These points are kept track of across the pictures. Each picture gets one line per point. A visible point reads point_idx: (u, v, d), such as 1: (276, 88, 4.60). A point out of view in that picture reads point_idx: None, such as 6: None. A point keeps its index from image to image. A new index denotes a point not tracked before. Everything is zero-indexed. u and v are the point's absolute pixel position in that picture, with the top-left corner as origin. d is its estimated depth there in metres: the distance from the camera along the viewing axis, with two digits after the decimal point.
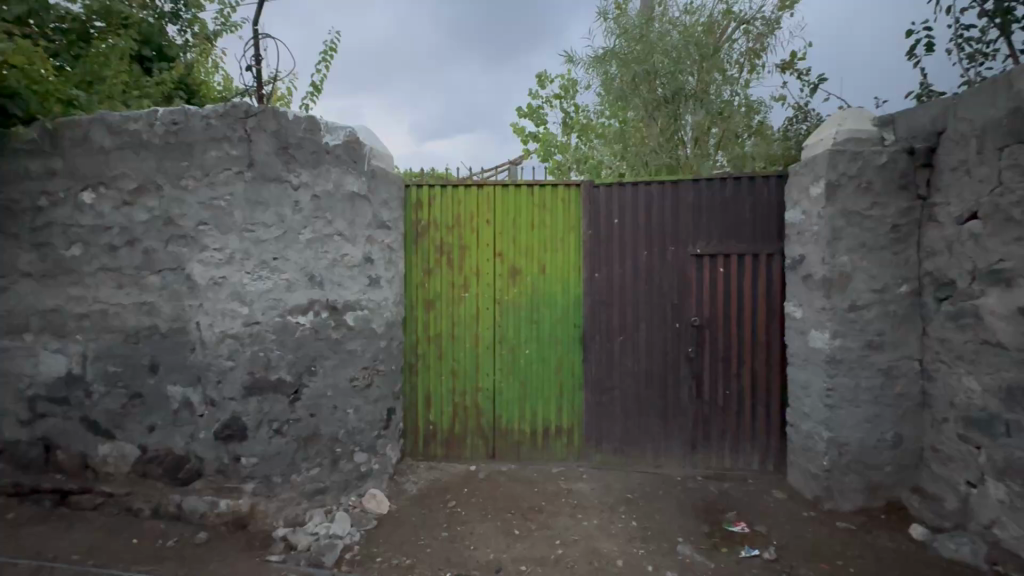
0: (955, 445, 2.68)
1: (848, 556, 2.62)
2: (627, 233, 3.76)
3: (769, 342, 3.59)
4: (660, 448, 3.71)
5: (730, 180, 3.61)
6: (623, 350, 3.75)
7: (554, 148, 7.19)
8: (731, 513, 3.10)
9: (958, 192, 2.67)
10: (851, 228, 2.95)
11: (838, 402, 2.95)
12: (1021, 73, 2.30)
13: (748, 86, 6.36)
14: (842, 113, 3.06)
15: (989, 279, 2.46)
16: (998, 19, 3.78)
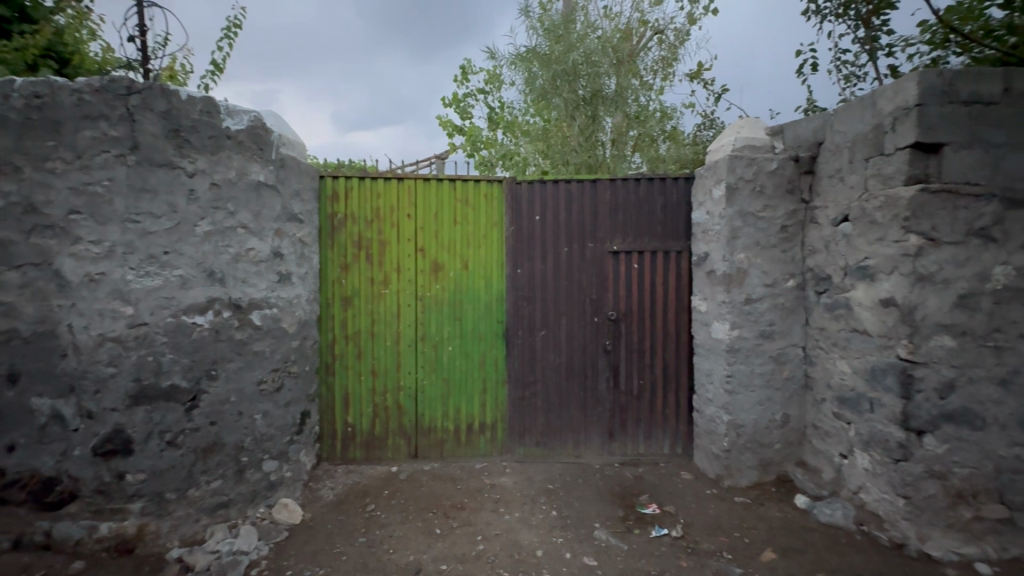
0: (831, 422, 3.01)
1: (744, 528, 2.86)
2: (548, 229, 3.82)
3: (678, 334, 3.82)
4: (580, 438, 3.83)
5: (643, 180, 3.80)
6: (545, 345, 3.83)
7: (480, 144, 6.91)
8: (644, 496, 3.27)
9: (834, 196, 3.00)
10: (747, 228, 3.22)
11: (737, 388, 3.22)
12: (883, 93, 2.63)
13: (662, 92, 6.80)
14: (739, 123, 3.34)
15: (857, 275, 2.79)
16: (866, 47, 4.35)
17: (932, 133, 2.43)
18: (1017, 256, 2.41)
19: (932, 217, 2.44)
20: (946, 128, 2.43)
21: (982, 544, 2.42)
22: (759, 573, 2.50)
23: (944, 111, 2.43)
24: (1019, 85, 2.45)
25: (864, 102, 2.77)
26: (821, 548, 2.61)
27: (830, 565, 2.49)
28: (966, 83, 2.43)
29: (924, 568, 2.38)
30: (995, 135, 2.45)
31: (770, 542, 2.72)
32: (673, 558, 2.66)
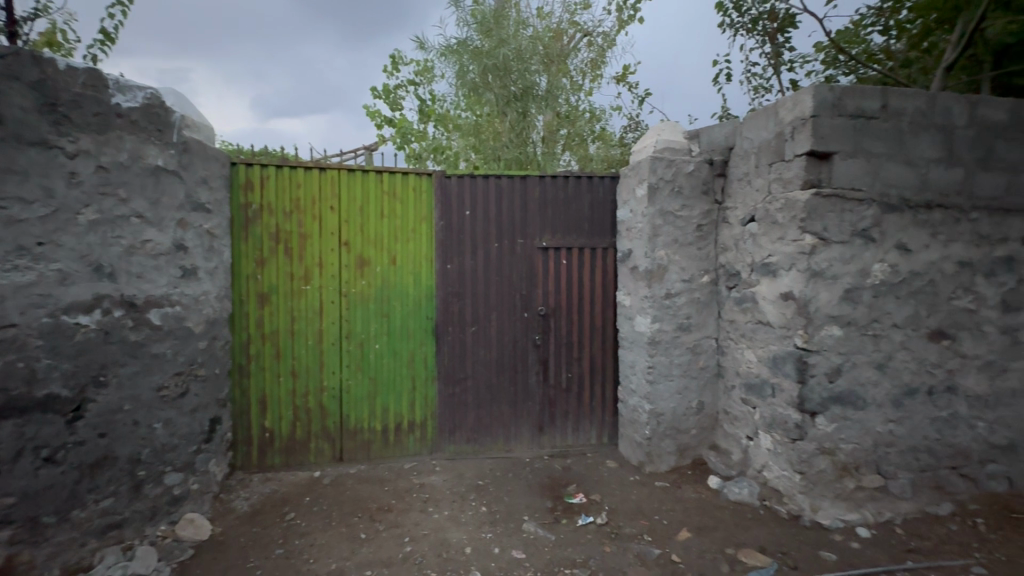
0: (739, 407, 3.25)
1: (663, 510, 3.02)
2: (478, 225, 3.79)
3: (604, 328, 3.95)
4: (510, 433, 3.86)
5: (572, 178, 3.88)
6: (475, 341, 3.80)
7: (410, 135, 6.58)
8: (572, 486, 3.36)
9: (742, 198, 3.23)
10: (667, 226, 3.39)
11: (657, 378, 3.39)
12: (783, 104, 2.87)
13: (591, 93, 7.03)
14: (660, 126, 3.51)
15: (761, 271, 3.02)
16: (772, 61, 4.71)
17: (824, 142, 2.68)
18: (891, 254, 2.73)
19: (823, 219, 2.69)
20: (835, 138, 2.69)
21: (862, 510, 2.72)
22: (676, 551, 2.64)
23: (833, 123, 2.69)
24: (895, 102, 2.75)
25: (769, 111, 3.00)
26: (730, 524, 2.81)
27: (738, 539, 2.68)
28: (852, 99, 2.70)
29: (816, 535, 2.64)
30: (876, 146, 2.73)
31: (686, 522, 2.89)
32: (598, 544, 2.74)
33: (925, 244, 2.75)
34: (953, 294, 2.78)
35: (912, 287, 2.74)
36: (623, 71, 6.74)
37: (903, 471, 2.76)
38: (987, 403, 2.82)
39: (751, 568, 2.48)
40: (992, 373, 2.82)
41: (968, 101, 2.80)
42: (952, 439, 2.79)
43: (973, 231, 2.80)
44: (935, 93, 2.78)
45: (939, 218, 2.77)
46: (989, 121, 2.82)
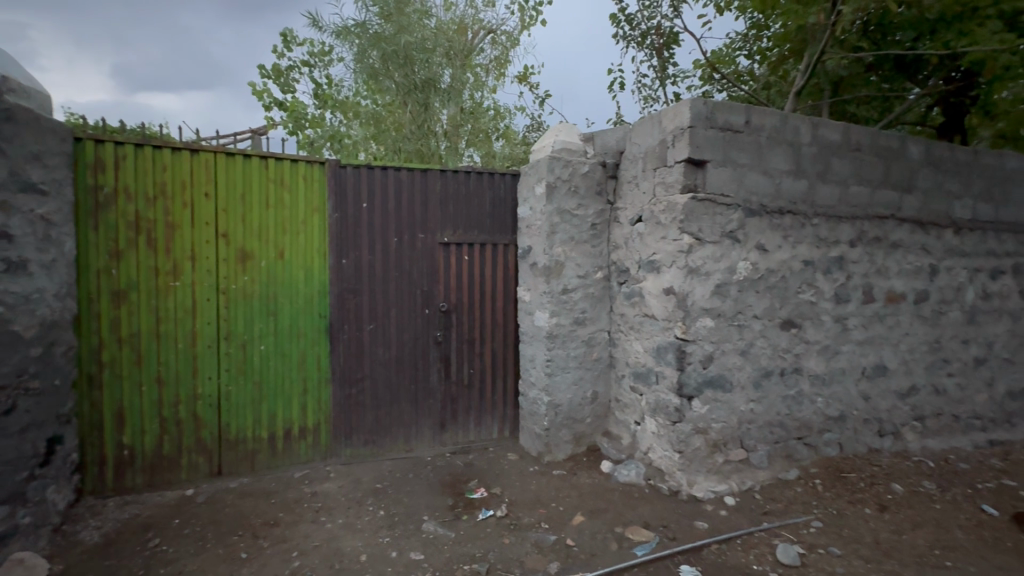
0: (628, 395, 3.48)
1: (560, 497, 3.14)
2: (376, 218, 3.63)
3: (506, 323, 3.99)
4: (411, 432, 3.76)
5: (473, 174, 3.85)
6: (373, 339, 3.65)
7: (303, 120, 5.54)
8: (473, 481, 3.37)
9: (632, 199, 3.45)
10: (564, 224, 3.52)
11: (555, 369, 3.52)
12: (666, 114, 3.12)
13: (496, 90, 7.09)
14: (558, 127, 3.65)
15: (647, 267, 3.26)
16: (659, 75, 5.09)
17: (699, 150, 2.95)
18: (753, 253, 3.09)
19: (699, 221, 2.96)
20: (709, 148, 2.97)
21: (729, 481, 3.06)
22: (571, 536, 2.76)
23: (707, 134, 2.97)
24: (757, 119, 3.10)
25: (654, 120, 3.24)
26: (618, 505, 3.00)
27: (625, 518, 2.88)
28: (722, 114, 3.01)
29: (691, 507, 2.92)
30: (741, 156, 3.06)
31: (580, 506, 3.03)
32: (497, 537, 2.78)
33: (779, 244, 3.16)
34: (800, 288, 3.22)
35: (769, 282, 3.13)
36: (525, 71, 6.89)
37: (762, 444, 3.15)
38: (825, 381, 3.31)
39: (636, 544, 2.67)
40: (828, 355, 3.31)
41: (812, 122, 3.24)
42: (799, 414, 3.23)
43: (814, 234, 3.26)
44: (788, 113, 3.19)
45: (789, 222, 3.19)
46: (828, 141, 3.30)
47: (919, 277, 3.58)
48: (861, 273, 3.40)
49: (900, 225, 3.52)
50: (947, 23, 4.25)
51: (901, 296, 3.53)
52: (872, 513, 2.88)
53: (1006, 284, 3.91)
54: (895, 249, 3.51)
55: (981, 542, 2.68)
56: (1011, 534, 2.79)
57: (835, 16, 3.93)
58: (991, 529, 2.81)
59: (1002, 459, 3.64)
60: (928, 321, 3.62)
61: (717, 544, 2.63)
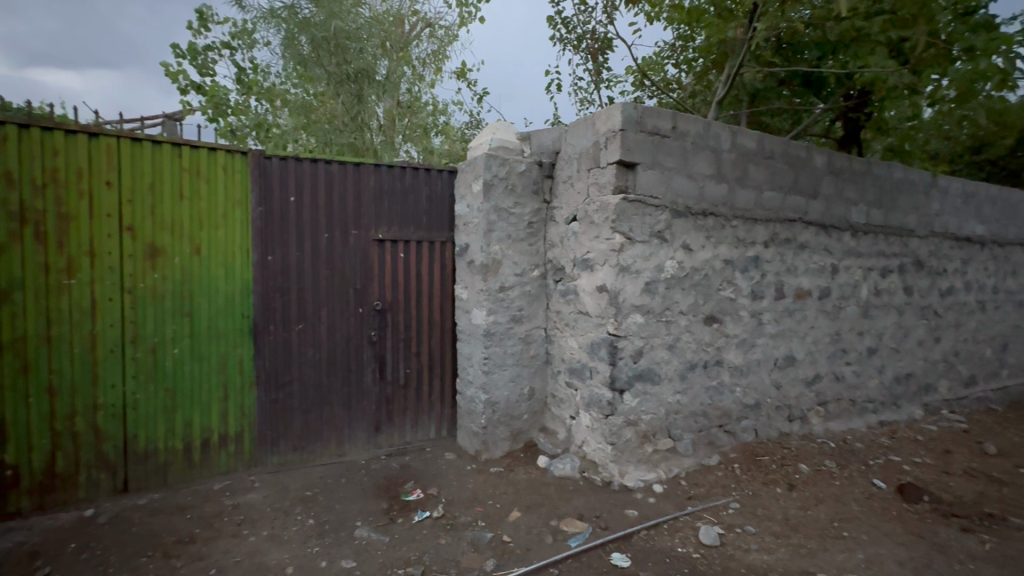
0: (564, 390, 3.55)
1: (497, 494, 3.15)
2: (305, 212, 3.44)
3: (443, 321, 3.92)
4: (344, 436, 3.61)
5: (409, 169, 3.75)
6: (302, 340, 3.46)
7: (225, 106, 5.04)
8: (409, 483, 3.30)
9: (567, 199, 3.52)
10: (501, 222, 3.53)
11: (492, 367, 3.52)
12: (599, 117, 3.21)
13: (434, 84, 6.98)
14: (495, 125, 3.65)
15: (581, 266, 3.34)
16: (593, 78, 5.24)
17: (630, 153, 3.06)
18: (679, 253, 3.26)
19: (629, 221, 3.07)
20: (638, 151, 3.09)
21: (657, 469, 3.21)
22: (507, 532, 2.78)
23: (637, 138, 3.09)
24: (682, 125, 3.27)
25: (588, 122, 3.32)
26: (554, 499, 3.06)
27: (560, 511, 2.94)
28: (651, 119, 3.14)
29: (623, 496, 3.03)
30: (668, 160, 3.22)
31: (516, 502, 3.06)
32: (433, 538, 2.74)
33: (702, 244, 3.35)
34: (721, 286, 3.43)
35: (693, 280, 3.31)
36: (463, 67, 6.84)
37: (687, 432, 3.33)
38: (742, 372, 3.55)
39: (570, 535, 2.74)
40: (746, 348, 3.56)
41: (731, 131, 3.46)
42: (720, 403, 3.45)
43: (734, 235, 3.49)
44: (710, 121, 3.38)
45: (711, 224, 3.39)
46: (745, 148, 3.54)
47: (823, 275, 3.94)
48: (774, 272, 3.68)
49: (806, 227, 3.85)
50: (846, 46, 4.70)
51: (808, 293, 3.86)
52: (782, 492, 3.14)
53: (893, 282, 4.39)
54: (803, 249, 3.83)
55: (871, 513, 3.00)
56: (895, 504, 3.15)
57: (751, 32, 4.23)
58: (879, 501, 3.15)
59: (890, 437, 4.08)
60: (830, 316, 3.99)
61: (645, 530, 2.76)
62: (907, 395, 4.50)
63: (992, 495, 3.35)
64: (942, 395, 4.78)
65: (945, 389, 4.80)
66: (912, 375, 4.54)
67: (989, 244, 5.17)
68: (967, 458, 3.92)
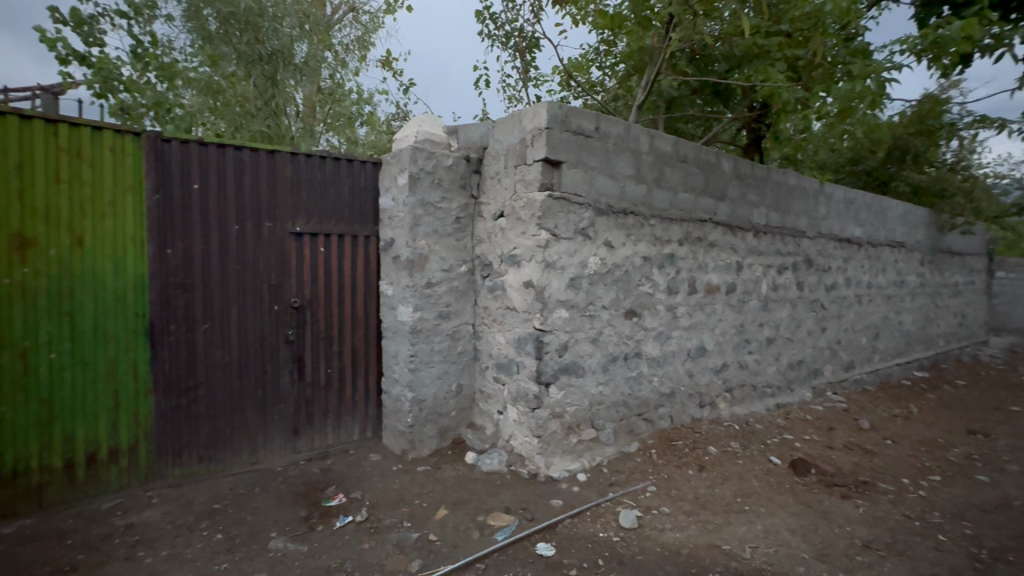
0: (492, 386, 3.56)
1: (423, 493, 3.10)
2: (211, 202, 3.16)
3: (367, 319, 3.77)
4: (258, 442, 3.37)
5: (330, 159, 3.56)
6: (208, 340, 3.19)
7: (117, 81, 4.51)
8: (330, 489, 3.15)
9: (494, 195, 3.52)
10: (427, 217, 3.46)
11: (418, 364, 3.45)
12: (525, 114, 3.25)
13: (359, 73, 6.68)
14: (421, 117, 3.58)
15: (509, 262, 3.36)
16: (521, 76, 5.29)
17: (555, 151, 3.13)
18: (601, 249, 3.38)
19: (555, 218, 3.14)
20: (563, 149, 3.17)
21: (581, 459, 3.32)
22: (433, 531, 2.75)
23: (562, 136, 3.16)
24: (604, 126, 3.39)
25: (514, 119, 3.35)
26: (481, 494, 3.06)
27: (487, 506, 2.95)
28: (575, 119, 3.23)
29: (548, 487, 3.10)
30: (591, 160, 3.32)
31: (443, 499, 3.03)
32: (356, 543, 2.64)
33: (623, 242, 3.50)
34: (640, 281, 3.61)
35: (615, 276, 3.45)
36: (388, 55, 6.62)
37: (609, 422, 3.47)
38: (659, 362, 3.76)
39: (497, 529, 2.75)
40: (662, 340, 3.78)
41: (649, 134, 3.65)
42: (639, 393, 3.63)
43: (652, 234, 3.68)
44: (631, 124, 3.54)
45: (632, 222, 3.55)
46: (662, 151, 3.74)
47: (729, 272, 4.27)
48: (687, 268, 3.93)
49: (715, 227, 4.15)
50: (749, 61, 5.12)
51: (717, 288, 4.17)
52: (693, 473, 3.38)
53: (789, 278, 4.87)
54: (712, 247, 4.12)
55: (769, 487, 3.31)
56: (789, 478, 3.50)
57: (667, 42, 4.48)
58: (775, 476, 3.48)
59: (785, 418, 4.53)
60: (735, 309, 4.34)
61: (569, 519, 2.84)
62: (799, 379, 5.01)
63: (866, 465, 3.83)
64: (827, 378, 5.37)
65: (829, 373, 5.40)
66: (803, 361, 5.06)
67: (865, 245, 5.87)
68: (846, 433, 4.44)
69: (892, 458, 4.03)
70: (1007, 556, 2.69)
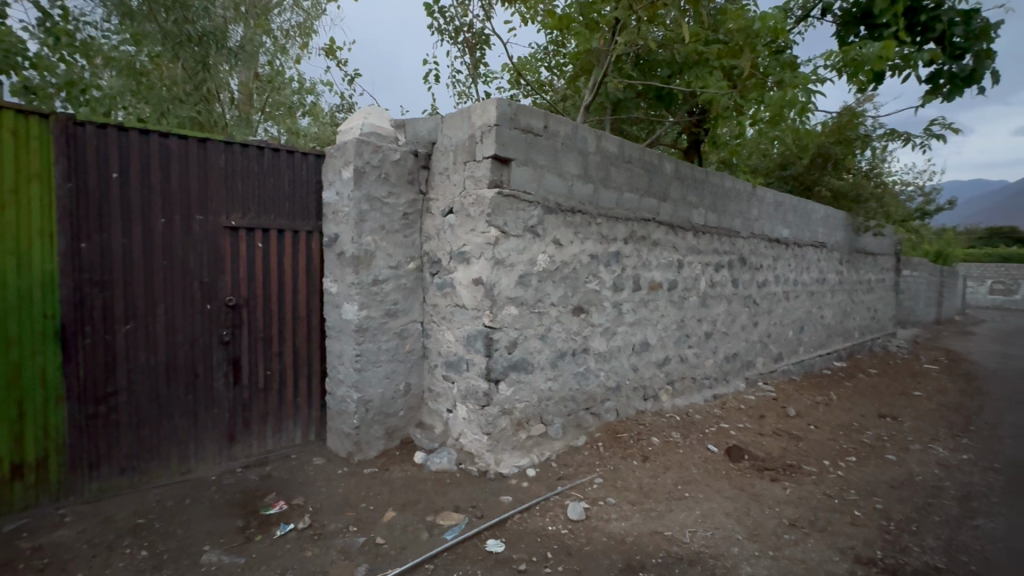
0: (441, 384, 3.53)
1: (370, 496, 3.02)
2: (134, 193, 2.91)
3: (309, 317, 3.61)
4: (188, 451, 3.15)
5: (268, 150, 3.38)
6: (131, 342, 2.94)
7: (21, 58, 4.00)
8: (270, 496, 3.01)
9: (443, 191, 3.48)
10: (374, 212, 3.37)
11: (365, 364, 3.36)
12: (474, 110, 3.23)
13: (300, 60, 6.41)
14: (366, 109, 3.47)
15: (458, 259, 3.33)
16: (470, 71, 5.25)
17: (504, 149, 3.13)
18: (550, 247, 3.42)
19: (504, 215, 3.15)
20: (512, 147, 3.17)
21: (531, 454, 3.35)
22: (381, 534, 2.68)
23: (512, 134, 3.17)
24: (553, 125, 3.43)
25: (464, 115, 3.32)
26: (430, 494, 3.03)
27: (437, 505, 2.92)
28: (524, 117, 3.24)
29: (498, 484, 3.11)
30: (540, 158, 3.35)
31: (391, 501, 2.97)
32: (298, 551, 2.54)
33: (571, 239, 3.56)
34: (587, 278, 3.69)
35: (563, 273, 3.51)
36: (332, 44, 6.38)
37: (557, 417, 3.53)
38: (606, 357, 3.86)
39: (447, 529, 2.73)
40: (609, 335, 3.88)
41: (596, 134, 3.73)
42: (586, 387, 3.72)
43: (598, 232, 3.77)
44: (578, 124, 3.61)
45: (579, 221, 3.62)
46: (608, 152, 3.84)
47: (671, 269, 4.45)
48: (632, 266, 4.06)
49: (658, 227, 4.31)
50: (690, 67, 5.35)
51: (659, 285, 4.33)
52: (638, 464, 3.51)
53: (725, 276, 5.14)
54: (655, 246, 4.28)
55: (706, 474, 3.49)
56: (725, 464, 3.71)
57: (613, 45, 4.61)
58: (713, 463, 3.68)
59: (721, 408, 4.78)
60: (676, 305, 4.53)
61: (519, 514, 2.86)
62: (734, 371, 5.31)
63: (792, 449, 4.12)
64: (759, 369, 5.73)
65: (760, 364, 5.76)
66: (737, 354, 5.36)
67: (792, 245, 6.31)
68: (775, 420, 4.76)
69: (816, 442, 4.36)
70: (911, 527, 2.99)
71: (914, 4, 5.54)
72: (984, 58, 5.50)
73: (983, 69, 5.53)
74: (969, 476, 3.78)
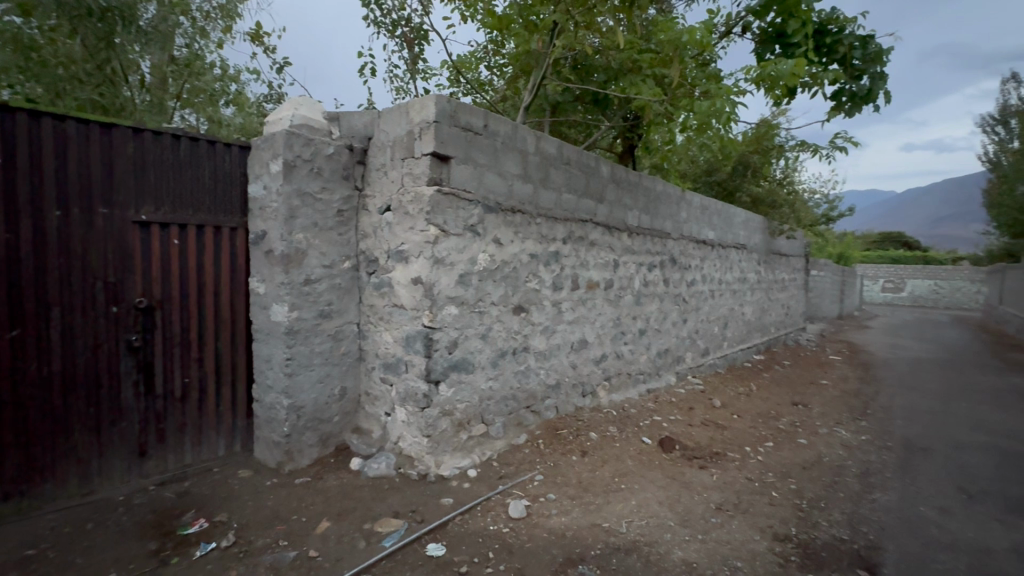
0: (378, 387, 3.42)
1: (302, 506, 2.87)
2: (20, 182, 2.58)
3: (233, 320, 3.37)
4: (91, 469, 2.84)
5: (185, 139, 3.11)
6: (18, 350, 2.61)
7: None
8: (189, 514, 2.78)
9: (380, 188, 3.37)
10: (305, 208, 3.20)
11: (296, 369, 3.18)
12: (413, 106, 3.15)
13: (224, 44, 5.97)
14: (296, 100, 3.29)
15: (396, 257, 3.25)
16: (408, 67, 5.13)
17: (444, 146, 3.08)
18: (490, 246, 3.42)
19: (443, 213, 3.10)
20: (452, 144, 3.14)
21: (471, 455, 3.34)
22: (314, 547, 2.55)
23: (451, 132, 3.13)
24: (493, 125, 3.42)
25: (402, 110, 3.23)
26: (367, 500, 2.93)
27: (374, 512, 2.83)
28: (463, 115, 3.21)
29: (438, 486, 3.07)
30: (479, 156, 3.33)
31: (326, 510, 2.84)
32: (220, 572, 2.36)
33: (511, 239, 3.58)
34: (528, 278, 3.72)
35: (503, 272, 3.52)
36: (259, 30, 5.99)
37: (498, 416, 3.54)
38: (546, 356, 3.92)
39: (385, 536, 2.65)
40: (548, 334, 3.94)
41: (535, 136, 3.78)
42: (526, 385, 3.75)
43: (538, 232, 3.81)
44: (518, 124, 3.63)
45: (519, 220, 3.65)
46: (547, 153, 3.90)
47: (607, 269, 4.59)
48: (571, 265, 4.15)
49: (595, 227, 4.44)
50: (624, 74, 5.56)
51: (597, 285, 4.46)
52: (577, 459, 3.59)
53: (657, 275, 5.38)
54: (592, 246, 4.40)
55: (640, 465, 3.64)
56: (657, 455, 3.88)
57: (552, 48, 4.68)
58: (647, 455, 3.84)
59: (654, 402, 5.01)
60: (612, 303, 4.68)
61: (460, 516, 2.83)
62: (665, 366, 5.58)
63: (717, 438, 4.39)
64: (688, 363, 6.06)
65: (690, 359, 6.08)
66: (669, 350, 5.64)
67: (716, 246, 6.73)
68: (703, 412, 5.05)
69: (739, 430, 4.67)
70: (820, 504, 3.27)
71: (821, 27, 6.14)
72: (878, 80, 6.15)
73: (877, 90, 6.19)
74: (867, 455, 4.21)
